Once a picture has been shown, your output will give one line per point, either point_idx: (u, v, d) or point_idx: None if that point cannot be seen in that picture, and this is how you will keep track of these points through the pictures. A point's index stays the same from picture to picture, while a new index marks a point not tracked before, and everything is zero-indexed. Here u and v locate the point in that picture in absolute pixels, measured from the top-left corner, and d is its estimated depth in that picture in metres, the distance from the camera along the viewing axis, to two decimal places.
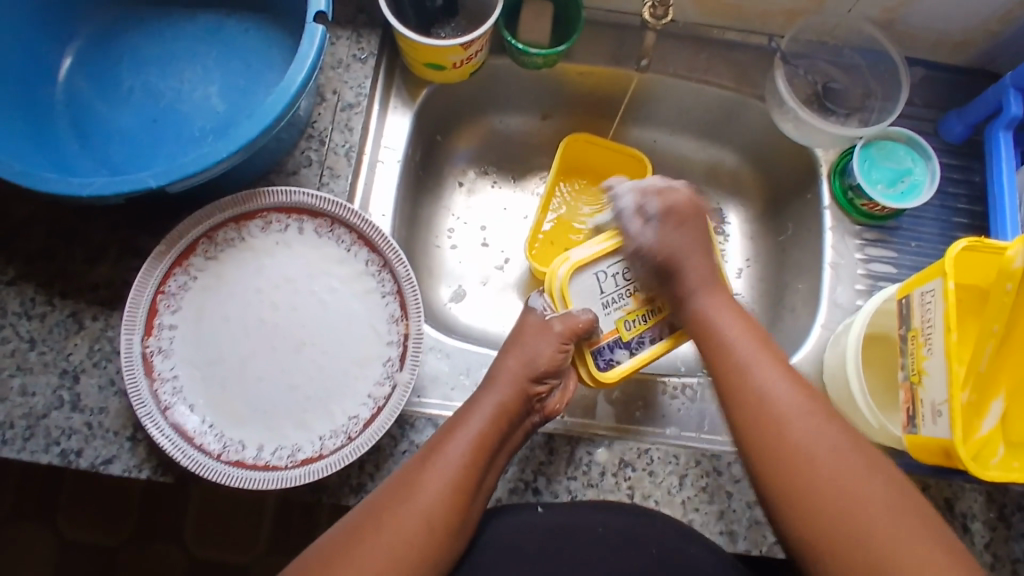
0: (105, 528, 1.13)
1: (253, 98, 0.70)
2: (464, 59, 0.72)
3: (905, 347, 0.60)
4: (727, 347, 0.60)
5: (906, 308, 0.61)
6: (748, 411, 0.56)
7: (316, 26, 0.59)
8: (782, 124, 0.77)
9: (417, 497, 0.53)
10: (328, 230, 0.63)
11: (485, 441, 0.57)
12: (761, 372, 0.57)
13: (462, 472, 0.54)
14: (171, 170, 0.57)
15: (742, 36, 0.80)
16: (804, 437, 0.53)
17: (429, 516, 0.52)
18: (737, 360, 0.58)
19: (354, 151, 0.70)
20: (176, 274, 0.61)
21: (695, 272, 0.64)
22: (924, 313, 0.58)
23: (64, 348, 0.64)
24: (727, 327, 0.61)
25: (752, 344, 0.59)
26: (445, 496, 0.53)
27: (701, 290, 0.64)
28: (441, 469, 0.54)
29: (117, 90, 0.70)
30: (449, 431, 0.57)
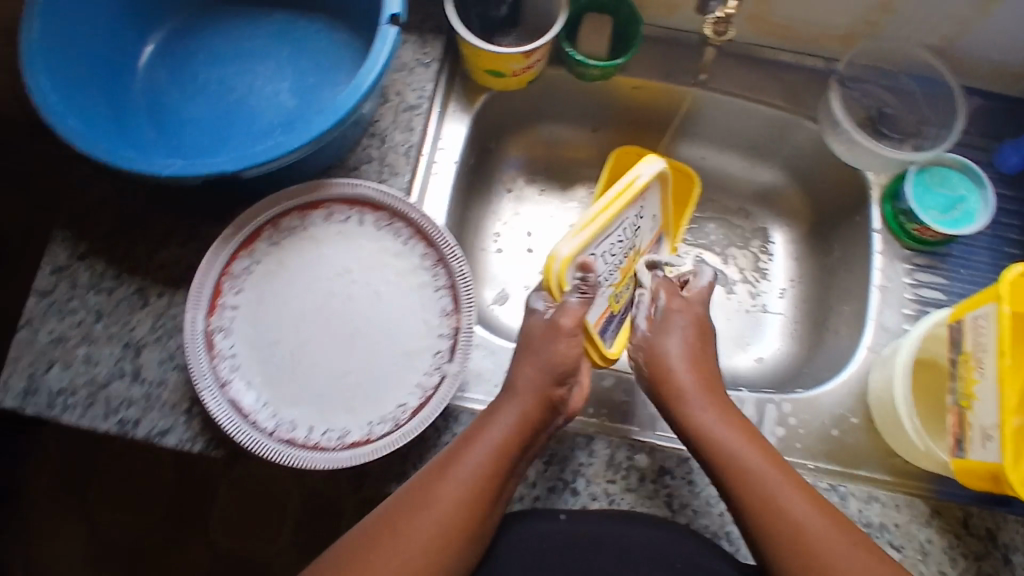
0: (132, 510, 1.16)
1: (320, 95, 0.73)
2: (524, 68, 0.74)
3: (954, 370, 0.60)
4: (715, 445, 0.60)
5: (957, 332, 0.61)
6: (767, 517, 0.56)
7: (389, 29, 0.62)
8: (834, 145, 0.78)
9: (433, 508, 0.54)
10: (387, 223, 0.65)
11: (507, 448, 0.58)
12: (780, 485, 0.58)
13: (478, 485, 0.56)
14: (245, 157, 0.59)
15: (797, 58, 0.81)
16: (790, 509, 0.56)
17: (442, 530, 0.53)
18: (746, 469, 0.58)
19: (413, 150, 0.73)
20: (241, 258, 0.64)
21: (683, 359, 0.65)
22: (976, 338, 0.58)
23: (128, 322, 0.67)
24: (706, 417, 0.62)
25: (759, 454, 0.60)
26: (456, 510, 0.54)
27: (691, 392, 0.63)
28: (457, 482, 0.55)
29: (193, 81, 0.74)
30: (470, 441, 0.58)
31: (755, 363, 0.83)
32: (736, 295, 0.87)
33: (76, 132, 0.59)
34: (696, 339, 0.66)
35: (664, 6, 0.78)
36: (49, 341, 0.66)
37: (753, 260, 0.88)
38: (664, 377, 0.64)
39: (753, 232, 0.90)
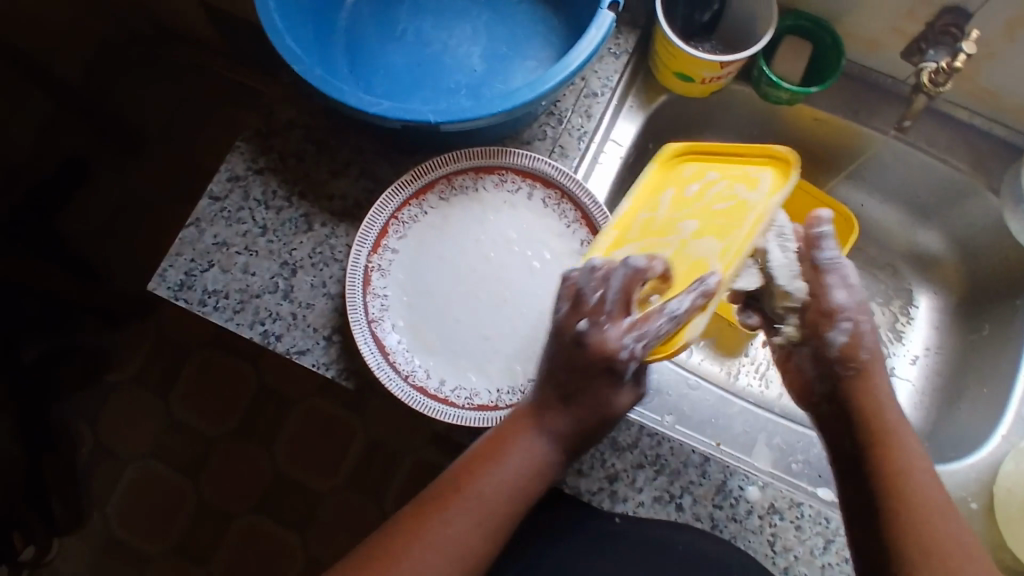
0: (209, 416, 1.21)
1: (509, 66, 0.75)
2: (715, 77, 0.73)
3: None
4: (909, 474, 0.49)
5: None
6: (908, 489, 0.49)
7: (606, 15, 0.62)
8: (1012, 222, 0.73)
9: (488, 489, 0.51)
10: (555, 202, 0.66)
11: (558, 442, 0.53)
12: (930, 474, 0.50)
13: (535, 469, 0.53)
14: (450, 111, 0.62)
15: (992, 125, 0.77)
16: (933, 497, 0.49)
17: (495, 515, 0.51)
18: (902, 438, 0.51)
19: (587, 137, 0.74)
20: (411, 206, 0.66)
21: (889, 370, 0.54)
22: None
23: (289, 242, 0.70)
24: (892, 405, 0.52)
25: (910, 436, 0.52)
26: (509, 494, 0.52)
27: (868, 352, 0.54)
28: (513, 464, 0.52)
29: (392, 27, 0.76)
30: (510, 432, 0.53)
31: None
32: None
33: (295, 54, 0.62)
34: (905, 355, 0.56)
35: (867, 43, 0.76)
36: (214, 243, 0.70)
37: (890, 319, 0.86)
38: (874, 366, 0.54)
39: (895, 291, 0.87)
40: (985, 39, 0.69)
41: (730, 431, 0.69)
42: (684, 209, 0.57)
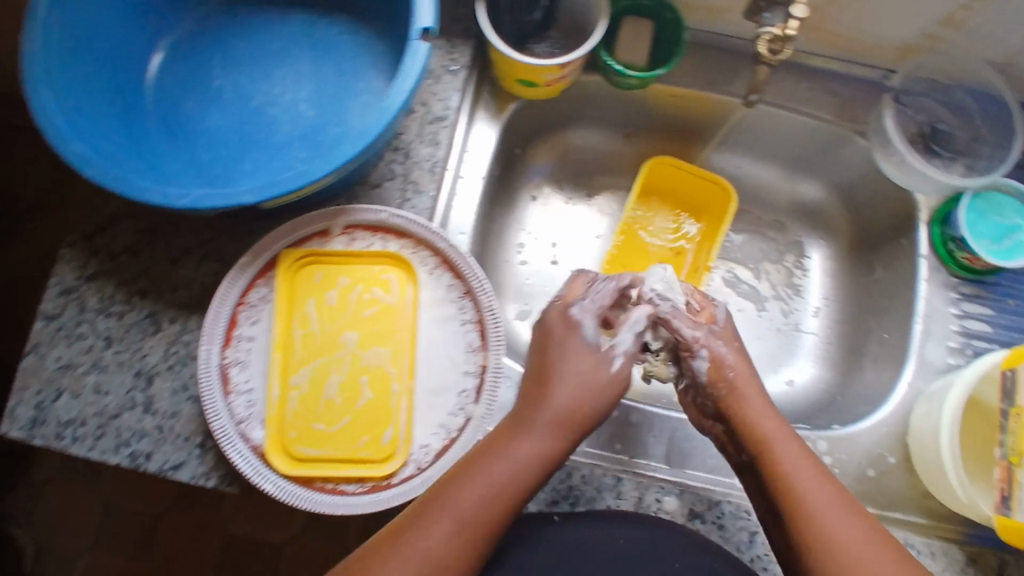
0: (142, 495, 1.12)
1: (342, 106, 0.69)
2: (558, 78, 0.70)
3: (1004, 424, 0.60)
4: (805, 516, 0.50)
5: (1011, 381, 0.60)
6: (845, 554, 0.48)
7: (421, 44, 0.57)
8: (883, 163, 0.73)
9: (434, 525, 0.48)
10: (411, 251, 0.61)
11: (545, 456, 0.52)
12: (849, 519, 0.50)
13: (504, 493, 0.50)
14: (269, 184, 0.56)
15: (848, 67, 0.76)
16: (855, 544, 0.49)
17: (460, 549, 0.48)
18: (812, 499, 0.51)
19: (439, 166, 0.69)
20: (258, 286, 0.61)
21: (759, 407, 0.56)
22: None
23: (139, 349, 0.64)
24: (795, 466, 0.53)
25: (831, 492, 0.52)
26: (496, 517, 0.49)
27: (773, 434, 0.55)
28: (472, 493, 0.49)
29: (206, 87, 0.69)
30: (502, 434, 0.53)
31: (787, 387, 0.80)
32: (768, 313, 0.83)
33: (86, 157, 0.55)
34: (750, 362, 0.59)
35: (709, 11, 0.72)
36: (58, 367, 0.64)
37: (786, 274, 0.85)
38: (748, 430, 0.55)
39: (787, 246, 0.86)
40: None
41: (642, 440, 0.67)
42: (332, 322, 0.60)
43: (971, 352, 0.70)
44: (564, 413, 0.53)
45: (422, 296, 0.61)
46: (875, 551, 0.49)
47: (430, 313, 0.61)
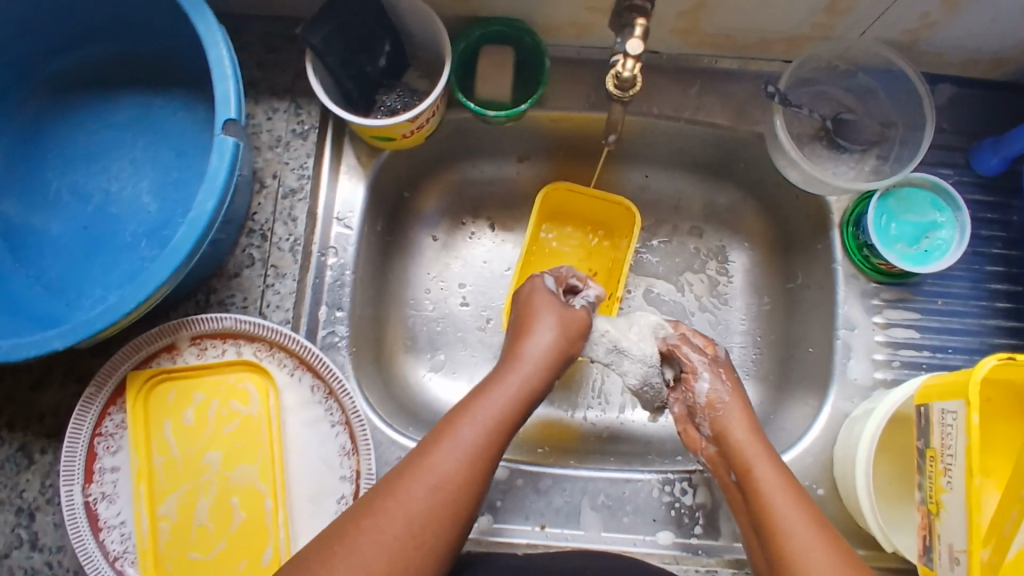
0: None
1: (186, 193, 0.64)
2: (413, 129, 0.64)
3: (922, 466, 0.53)
4: (769, 512, 0.53)
5: (925, 420, 0.53)
6: (791, 546, 0.51)
7: (225, 139, 0.52)
8: (784, 168, 0.66)
9: (399, 505, 0.47)
10: (268, 353, 0.58)
11: (500, 424, 0.54)
12: (795, 513, 0.52)
13: (457, 476, 0.50)
14: (77, 328, 0.50)
15: (740, 63, 0.68)
16: (799, 532, 0.51)
17: (435, 507, 0.48)
18: (773, 501, 0.54)
19: (299, 244, 0.64)
20: (112, 412, 0.58)
21: (744, 429, 0.59)
22: (943, 433, 0.50)
23: (16, 484, 0.62)
24: (761, 472, 0.56)
25: (789, 490, 0.54)
26: (448, 502, 0.49)
27: (755, 455, 0.57)
28: (433, 472, 0.49)
29: (41, 193, 0.65)
30: (458, 412, 0.54)
31: None
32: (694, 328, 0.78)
33: None
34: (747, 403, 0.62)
35: (576, 27, 0.65)
36: None
37: (710, 283, 0.79)
38: (734, 450, 0.59)
39: (708, 253, 0.79)
40: None
41: (555, 504, 0.63)
42: (194, 443, 0.57)
43: (898, 364, 0.65)
44: (504, 399, 0.56)
45: (286, 400, 0.58)
46: (824, 543, 0.50)
47: (296, 417, 0.58)
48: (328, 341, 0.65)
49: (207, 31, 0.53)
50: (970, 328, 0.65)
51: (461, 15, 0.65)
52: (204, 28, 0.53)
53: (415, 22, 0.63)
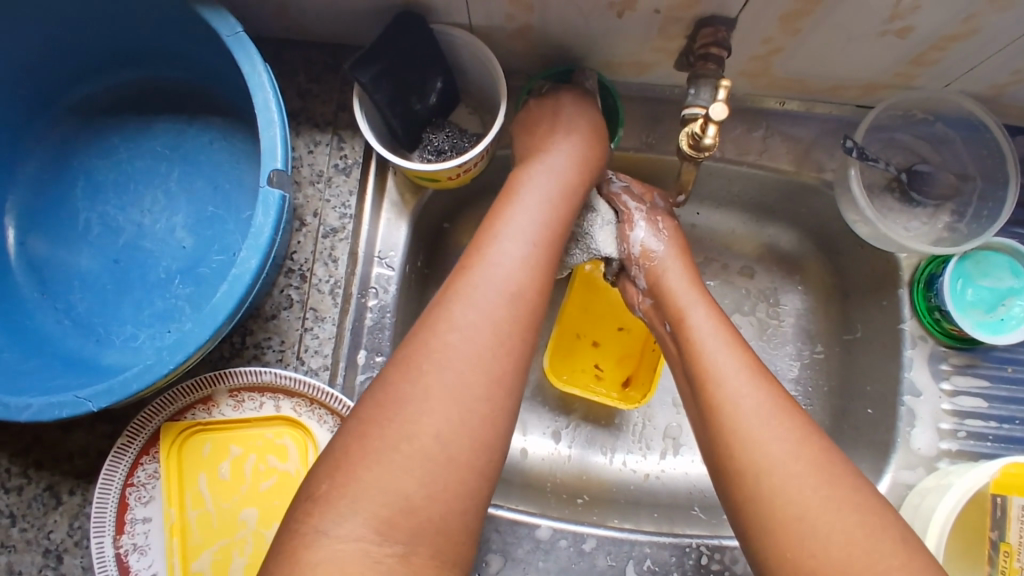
0: None
1: (222, 227, 0.62)
2: (461, 172, 0.61)
3: (991, 555, 0.56)
4: (703, 359, 0.53)
5: (1000, 511, 0.55)
6: (723, 412, 0.50)
7: (271, 193, 0.50)
8: (852, 222, 0.63)
9: (458, 338, 0.45)
10: (307, 409, 0.56)
11: (547, 228, 0.54)
12: (729, 358, 0.52)
13: (523, 282, 0.49)
14: (111, 391, 0.49)
15: (809, 106, 0.65)
16: (738, 396, 0.50)
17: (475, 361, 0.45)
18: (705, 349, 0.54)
19: (340, 287, 0.61)
20: (145, 462, 0.55)
21: (678, 276, 0.61)
22: (1023, 531, 0.55)
23: (44, 525, 0.60)
24: (697, 322, 0.56)
25: (726, 339, 0.54)
26: (511, 339, 0.47)
27: (689, 302, 0.58)
28: (464, 323, 0.46)
29: (74, 225, 0.63)
30: (495, 220, 0.54)
31: None
32: None
33: None
34: (681, 251, 0.64)
35: (637, 66, 0.62)
36: None
37: (761, 326, 0.74)
38: (669, 298, 0.60)
39: (761, 294, 0.75)
40: (765, 37, 0.55)
41: (599, 565, 0.61)
42: (229, 498, 0.56)
43: (964, 434, 0.62)
44: (543, 202, 0.55)
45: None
46: (755, 385, 0.50)
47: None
48: (365, 387, 0.63)
49: (251, 72, 0.51)
50: None
51: (515, 50, 0.62)
52: (249, 67, 0.51)
53: (471, 61, 0.60)
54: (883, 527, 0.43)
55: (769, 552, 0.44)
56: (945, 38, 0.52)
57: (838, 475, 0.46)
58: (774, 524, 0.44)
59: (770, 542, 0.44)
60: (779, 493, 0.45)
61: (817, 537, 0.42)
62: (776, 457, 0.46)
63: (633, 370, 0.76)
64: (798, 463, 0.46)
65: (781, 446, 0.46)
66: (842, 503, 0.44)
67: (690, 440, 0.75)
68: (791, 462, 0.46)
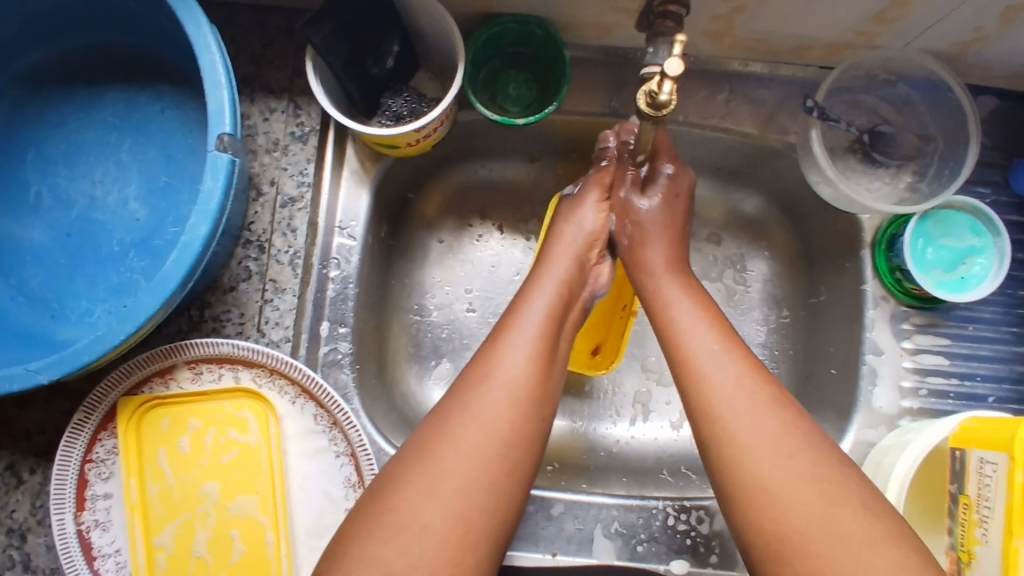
0: None
1: (176, 199, 0.60)
2: (420, 137, 0.60)
3: (954, 510, 0.54)
4: (681, 336, 0.54)
5: (960, 464, 0.54)
6: (710, 407, 0.49)
7: (219, 157, 0.49)
8: (815, 184, 0.62)
9: (477, 416, 0.48)
10: (268, 379, 0.56)
11: (550, 326, 0.55)
12: (704, 337, 0.53)
13: (532, 361, 0.52)
14: (61, 362, 0.48)
15: (771, 68, 0.64)
16: (726, 384, 0.49)
17: (489, 439, 0.47)
18: (682, 325, 0.55)
19: (299, 258, 0.60)
20: (103, 438, 0.55)
21: (661, 247, 0.62)
22: (981, 484, 0.52)
23: (5, 504, 0.59)
24: (677, 311, 0.56)
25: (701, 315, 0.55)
26: (525, 413, 0.49)
27: (663, 275, 0.60)
28: (486, 400, 0.49)
29: (21, 199, 0.61)
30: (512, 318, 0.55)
31: None
32: None
33: None
34: (673, 224, 0.63)
35: (599, 26, 0.61)
36: None
37: (728, 293, 0.74)
38: (644, 267, 0.61)
39: (727, 261, 0.75)
40: None
41: (569, 528, 0.62)
42: (189, 472, 0.55)
43: (925, 392, 0.63)
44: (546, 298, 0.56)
45: (287, 429, 0.56)
46: (728, 356, 0.51)
47: (297, 446, 0.56)
48: (329, 358, 0.62)
49: (196, 32, 0.49)
50: (1000, 355, 0.63)
51: (474, 12, 0.61)
52: (194, 29, 0.49)
53: (429, 25, 0.59)
54: (848, 497, 0.44)
55: (740, 515, 0.45)
56: None
57: (807, 451, 0.46)
58: (747, 493, 0.45)
59: (736, 504, 0.46)
60: (746, 462, 0.46)
61: (776, 501, 0.44)
62: (767, 470, 0.45)
63: (602, 338, 0.74)
64: (764, 436, 0.47)
65: (748, 413, 0.48)
66: (824, 484, 0.44)
67: (660, 407, 0.75)
68: (769, 445, 0.46)
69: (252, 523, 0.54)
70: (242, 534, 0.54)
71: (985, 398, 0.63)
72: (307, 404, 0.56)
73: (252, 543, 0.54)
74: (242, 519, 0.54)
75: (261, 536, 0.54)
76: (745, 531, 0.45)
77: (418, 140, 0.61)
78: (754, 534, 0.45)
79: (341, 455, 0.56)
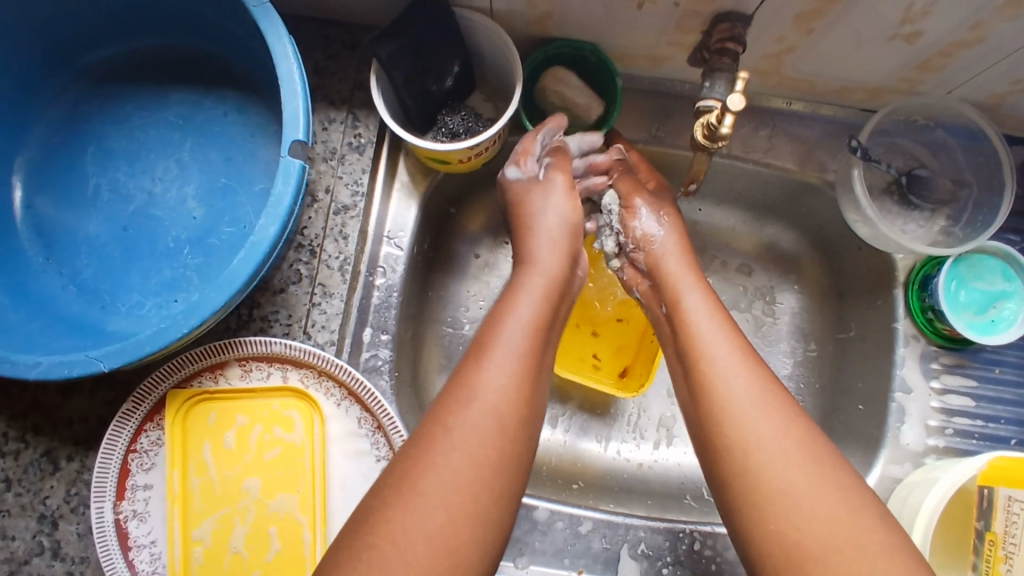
0: None
1: (231, 199, 0.62)
2: (473, 155, 0.62)
3: (976, 545, 0.57)
4: (700, 347, 0.54)
5: (986, 502, 0.57)
6: (726, 419, 0.49)
7: (292, 163, 0.50)
8: (852, 222, 0.64)
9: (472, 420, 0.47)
10: (315, 380, 0.57)
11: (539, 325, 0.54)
12: (723, 349, 0.53)
13: (518, 361, 0.50)
14: (123, 351, 0.49)
15: (813, 108, 0.66)
16: (743, 395, 0.50)
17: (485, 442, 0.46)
18: (701, 335, 0.54)
19: (349, 265, 0.61)
20: (148, 429, 0.55)
21: (678, 260, 0.61)
22: (1009, 521, 0.56)
23: (40, 490, 0.59)
24: (699, 318, 0.56)
25: (721, 326, 0.55)
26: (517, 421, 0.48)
27: (684, 284, 0.59)
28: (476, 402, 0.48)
29: (82, 191, 0.63)
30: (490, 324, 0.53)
31: None
32: None
33: None
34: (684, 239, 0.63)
35: (651, 58, 0.63)
36: None
37: (757, 323, 0.76)
38: (665, 277, 0.60)
39: (757, 292, 0.76)
40: (779, 37, 0.56)
41: (595, 547, 0.62)
42: (231, 466, 0.56)
43: (951, 432, 0.64)
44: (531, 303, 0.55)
45: (330, 430, 0.57)
46: (747, 369, 0.51)
47: (339, 447, 0.57)
48: (370, 364, 0.64)
49: (275, 42, 0.51)
50: None
51: (532, 38, 0.63)
52: (273, 39, 0.51)
53: (489, 48, 0.61)
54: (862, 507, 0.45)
55: (755, 530, 0.46)
56: (952, 45, 0.54)
57: (823, 458, 0.47)
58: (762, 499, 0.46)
59: (755, 514, 0.46)
60: (759, 468, 0.47)
61: (802, 513, 0.45)
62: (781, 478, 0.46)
63: (630, 361, 0.76)
64: (783, 448, 0.47)
65: (768, 428, 0.48)
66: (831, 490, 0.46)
67: (684, 432, 0.76)
68: (786, 455, 0.47)
69: (289, 521, 0.55)
70: (279, 528, 0.55)
71: (1009, 440, 0.64)
72: (353, 410, 0.57)
73: (287, 539, 0.55)
74: (279, 514, 0.55)
75: (297, 535, 0.55)
76: (765, 545, 0.45)
77: (471, 158, 0.63)
78: (765, 543, 0.45)
79: (381, 459, 0.57)
